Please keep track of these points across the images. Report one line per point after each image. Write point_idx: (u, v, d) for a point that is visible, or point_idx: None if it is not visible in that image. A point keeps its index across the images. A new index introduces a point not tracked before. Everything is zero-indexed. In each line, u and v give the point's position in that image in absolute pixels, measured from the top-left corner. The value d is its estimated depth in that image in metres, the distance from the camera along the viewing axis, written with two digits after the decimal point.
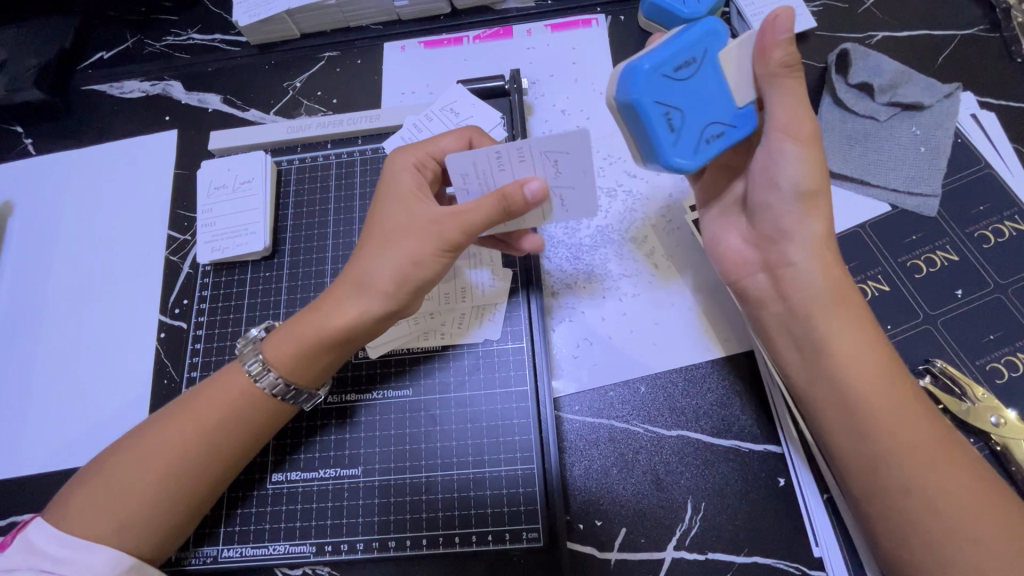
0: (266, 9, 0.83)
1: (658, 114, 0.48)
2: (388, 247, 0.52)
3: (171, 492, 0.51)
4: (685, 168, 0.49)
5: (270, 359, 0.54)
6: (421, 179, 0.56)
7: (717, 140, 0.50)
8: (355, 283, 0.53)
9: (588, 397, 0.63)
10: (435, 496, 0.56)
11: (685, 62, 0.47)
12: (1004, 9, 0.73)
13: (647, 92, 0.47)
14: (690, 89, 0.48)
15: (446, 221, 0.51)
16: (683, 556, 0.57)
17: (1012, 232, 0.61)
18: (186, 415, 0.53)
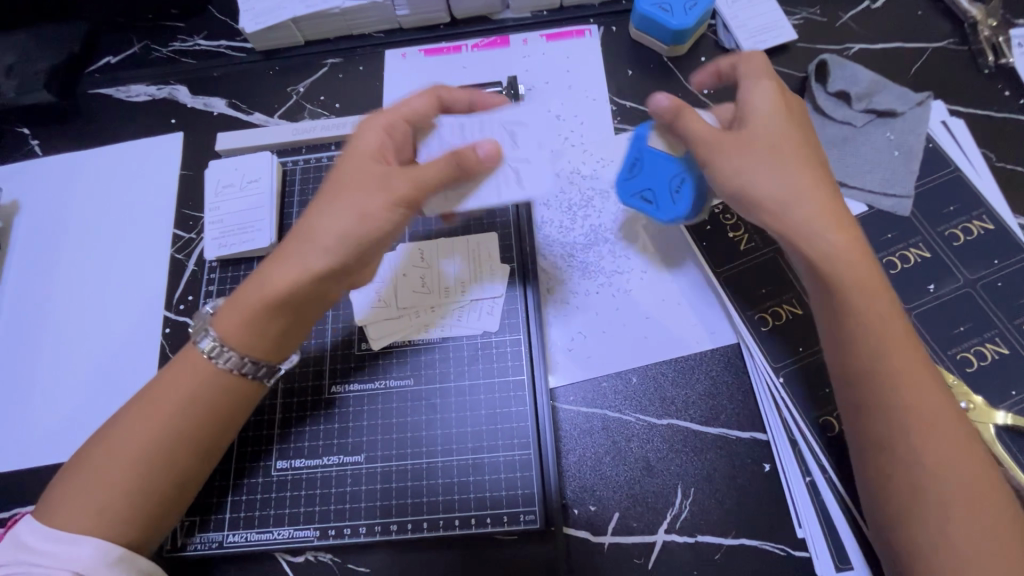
0: (271, 16, 0.86)
1: (633, 196, 0.64)
2: (343, 205, 0.54)
3: (145, 483, 0.52)
4: (675, 217, 0.62)
5: (221, 329, 0.55)
6: (387, 142, 0.58)
7: (686, 185, 0.61)
8: (302, 245, 0.54)
9: (581, 387, 0.65)
10: (434, 481, 0.58)
11: (632, 163, 0.64)
12: (971, 24, 0.78)
13: (619, 186, 0.65)
14: (643, 169, 0.63)
15: (398, 182, 0.54)
16: (672, 539, 0.59)
17: (980, 231, 0.65)
18: (150, 403, 0.54)
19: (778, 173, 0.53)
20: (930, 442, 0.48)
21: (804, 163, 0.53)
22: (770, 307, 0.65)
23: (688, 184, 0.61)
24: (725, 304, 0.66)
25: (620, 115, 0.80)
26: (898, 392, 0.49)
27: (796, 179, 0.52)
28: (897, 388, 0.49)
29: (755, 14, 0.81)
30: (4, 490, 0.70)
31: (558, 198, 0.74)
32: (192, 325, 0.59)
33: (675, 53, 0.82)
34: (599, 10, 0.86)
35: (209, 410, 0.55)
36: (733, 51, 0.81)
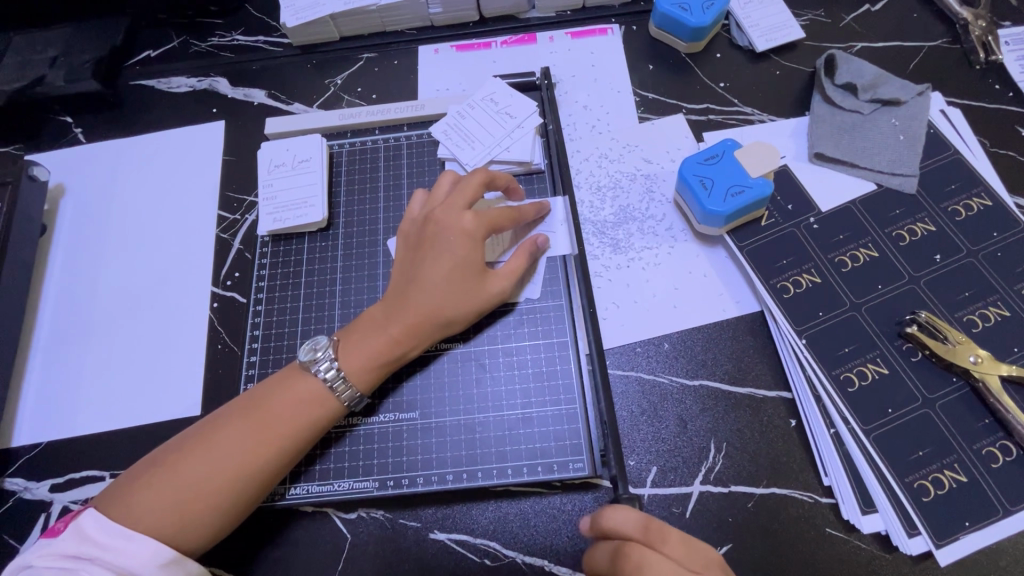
0: (311, 12, 0.90)
1: (695, 182, 0.71)
2: (457, 294, 0.63)
3: (214, 512, 0.55)
4: (715, 211, 0.69)
5: (352, 378, 0.61)
6: (479, 240, 0.64)
7: (741, 195, 0.69)
8: (433, 320, 0.63)
9: (615, 353, 0.69)
10: (487, 434, 0.63)
11: (712, 155, 0.72)
12: (963, 25, 0.85)
13: (690, 170, 0.72)
14: (716, 168, 0.71)
15: (498, 276, 0.65)
16: (707, 490, 0.63)
17: (979, 207, 0.71)
18: (239, 440, 0.57)
19: None
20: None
21: None
22: (791, 275, 0.69)
23: (742, 194, 0.69)
24: (749, 273, 0.71)
25: (643, 105, 0.85)
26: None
27: None
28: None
29: (766, 14, 0.88)
30: (54, 459, 0.72)
31: (588, 180, 0.80)
32: (303, 347, 0.63)
33: (693, 50, 0.88)
34: (620, 10, 0.92)
35: (285, 461, 0.58)
36: (747, 48, 0.87)
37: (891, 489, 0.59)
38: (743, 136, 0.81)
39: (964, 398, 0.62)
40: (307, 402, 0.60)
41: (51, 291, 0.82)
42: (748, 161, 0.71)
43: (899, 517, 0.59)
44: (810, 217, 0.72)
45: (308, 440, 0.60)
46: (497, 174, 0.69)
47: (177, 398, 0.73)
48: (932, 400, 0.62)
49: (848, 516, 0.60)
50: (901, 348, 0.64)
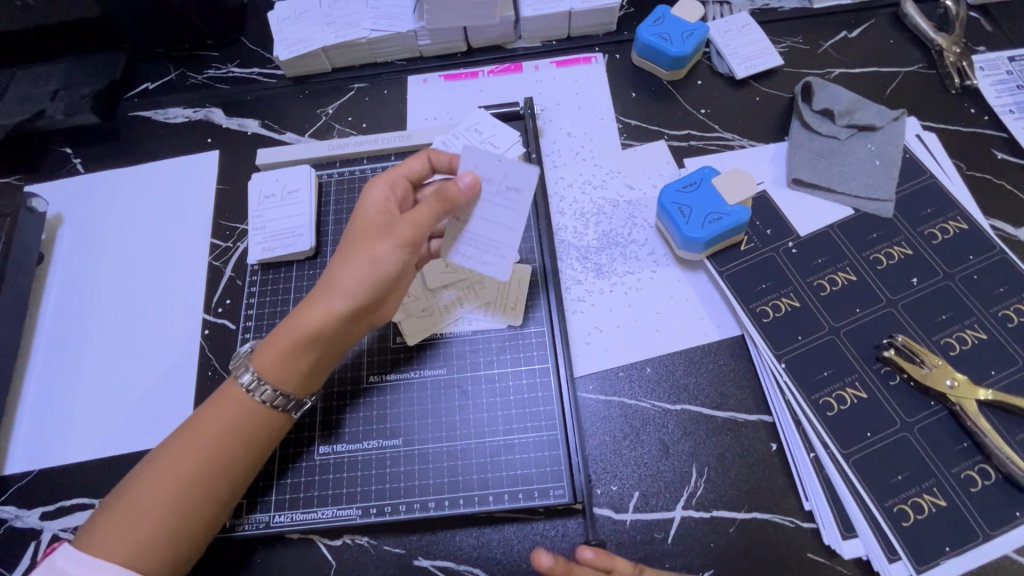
0: (304, 45, 0.93)
1: (673, 208, 0.72)
2: (354, 258, 0.61)
3: (178, 519, 0.55)
4: (695, 237, 0.70)
5: (250, 364, 0.60)
6: (387, 202, 0.65)
7: (717, 221, 0.71)
8: (325, 290, 0.61)
9: (599, 377, 0.70)
10: (469, 461, 0.64)
11: (689, 183, 0.73)
12: (938, 51, 0.87)
13: (669, 196, 0.73)
14: (694, 195, 0.73)
15: (398, 225, 0.61)
16: (689, 514, 0.63)
17: (955, 230, 0.72)
18: (185, 444, 0.57)
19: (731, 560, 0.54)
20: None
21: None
22: (770, 299, 0.70)
23: (719, 221, 0.71)
24: (729, 298, 0.72)
25: (626, 131, 0.87)
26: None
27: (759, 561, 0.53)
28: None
29: (745, 41, 0.89)
30: (45, 487, 0.73)
31: (572, 206, 0.81)
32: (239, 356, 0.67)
33: (674, 77, 0.90)
34: (604, 39, 0.94)
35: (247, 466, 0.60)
36: (727, 75, 0.89)
37: (871, 513, 0.60)
38: (724, 161, 0.82)
39: (942, 421, 0.62)
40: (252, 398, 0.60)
41: (46, 320, 0.83)
42: (724, 190, 0.72)
43: (880, 542, 0.59)
44: (788, 242, 0.73)
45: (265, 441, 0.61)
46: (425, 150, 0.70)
47: (168, 425, 0.74)
48: (910, 424, 0.62)
49: (829, 542, 0.60)
50: (879, 371, 0.65)
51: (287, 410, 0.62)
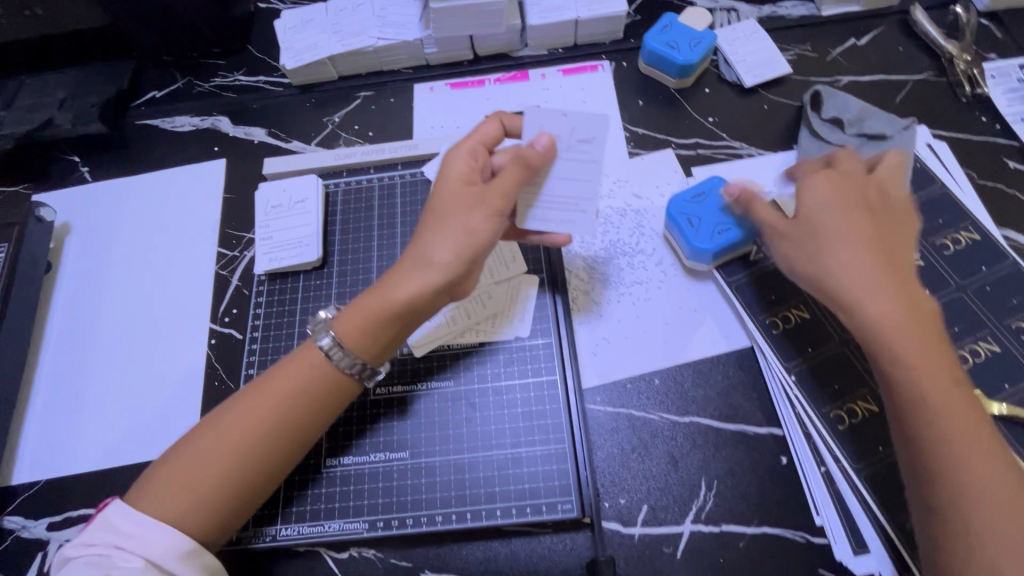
0: (310, 54, 0.93)
1: (682, 219, 0.73)
2: (444, 227, 0.59)
3: (240, 480, 0.55)
4: (705, 250, 0.71)
5: (339, 332, 0.59)
6: (471, 164, 0.62)
7: (727, 231, 0.71)
8: (419, 261, 0.59)
9: (608, 388, 0.69)
10: (477, 474, 0.64)
11: (697, 194, 0.74)
12: (948, 59, 0.86)
13: (678, 208, 0.74)
14: (702, 205, 0.73)
15: (489, 197, 0.60)
16: (699, 528, 0.62)
17: (967, 241, 0.71)
18: (255, 406, 0.57)
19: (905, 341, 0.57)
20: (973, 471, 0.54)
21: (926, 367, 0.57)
22: (780, 311, 0.70)
23: (727, 232, 0.71)
24: (738, 309, 0.71)
25: (633, 139, 0.86)
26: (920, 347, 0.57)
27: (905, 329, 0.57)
28: (910, 370, 0.57)
29: (753, 49, 0.89)
30: (53, 496, 0.73)
31: None
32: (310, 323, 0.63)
33: (681, 86, 0.89)
34: (610, 47, 0.94)
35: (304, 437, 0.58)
36: (735, 83, 0.88)
37: (882, 530, 0.59)
38: (732, 171, 0.82)
39: None
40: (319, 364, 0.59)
41: (54, 328, 0.84)
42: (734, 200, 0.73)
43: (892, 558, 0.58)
44: None
45: (324, 415, 0.59)
46: (497, 115, 0.67)
47: (175, 435, 0.74)
48: None
49: (840, 558, 0.59)
50: None
51: (361, 377, 0.61)
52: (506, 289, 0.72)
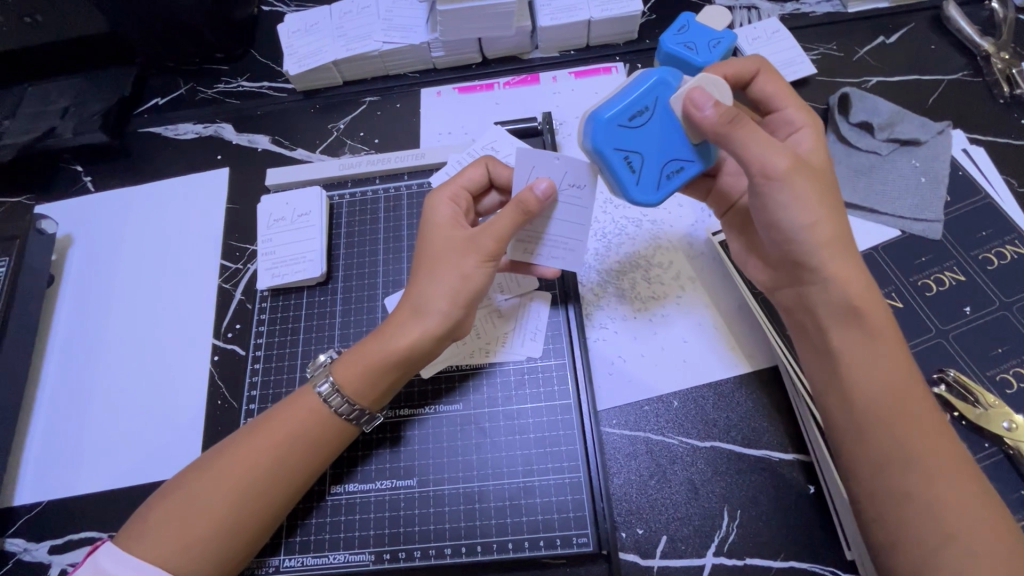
0: (314, 59, 0.90)
1: (619, 159, 0.55)
2: (436, 275, 0.58)
3: (230, 521, 0.53)
4: (650, 203, 0.57)
5: (339, 381, 0.58)
6: (456, 210, 0.62)
7: (677, 175, 0.58)
8: (414, 309, 0.58)
9: (625, 411, 0.66)
10: (486, 504, 0.61)
11: (637, 113, 0.55)
12: (984, 57, 0.82)
13: (608, 140, 0.54)
14: (641, 130, 0.55)
15: (481, 238, 0.57)
16: (721, 562, 0.59)
17: (1013, 255, 0.67)
18: (248, 444, 0.56)
19: (863, 359, 0.53)
20: (937, 506, 0.48)
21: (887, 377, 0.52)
22: None
23: (678, 174, 0.58)
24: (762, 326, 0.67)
25: None
26: (868, 382, 0.52)
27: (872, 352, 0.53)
28: (867, 371, 0.53)
29: (776, 49, 0.84)
30: (54, 518, 0.71)
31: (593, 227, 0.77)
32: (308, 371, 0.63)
33: None
34: (624, 48, 0.90)
35: (302, 477, 0.57)
36: None
37: None
38: None
39: (997, 466, 0.58)
40: (318, 405, 0.58)
41: (56, 343, 0.82)
42: (680, 115, 0.56)
43: None
44: None
45: (322, 456, 0.58)
46: (482, 157, 0.66)
47: (178, 455, 0.72)
48: None
49: None
50: None
51: (357, 424, 0.59)
52: (514, 307, 0.69)
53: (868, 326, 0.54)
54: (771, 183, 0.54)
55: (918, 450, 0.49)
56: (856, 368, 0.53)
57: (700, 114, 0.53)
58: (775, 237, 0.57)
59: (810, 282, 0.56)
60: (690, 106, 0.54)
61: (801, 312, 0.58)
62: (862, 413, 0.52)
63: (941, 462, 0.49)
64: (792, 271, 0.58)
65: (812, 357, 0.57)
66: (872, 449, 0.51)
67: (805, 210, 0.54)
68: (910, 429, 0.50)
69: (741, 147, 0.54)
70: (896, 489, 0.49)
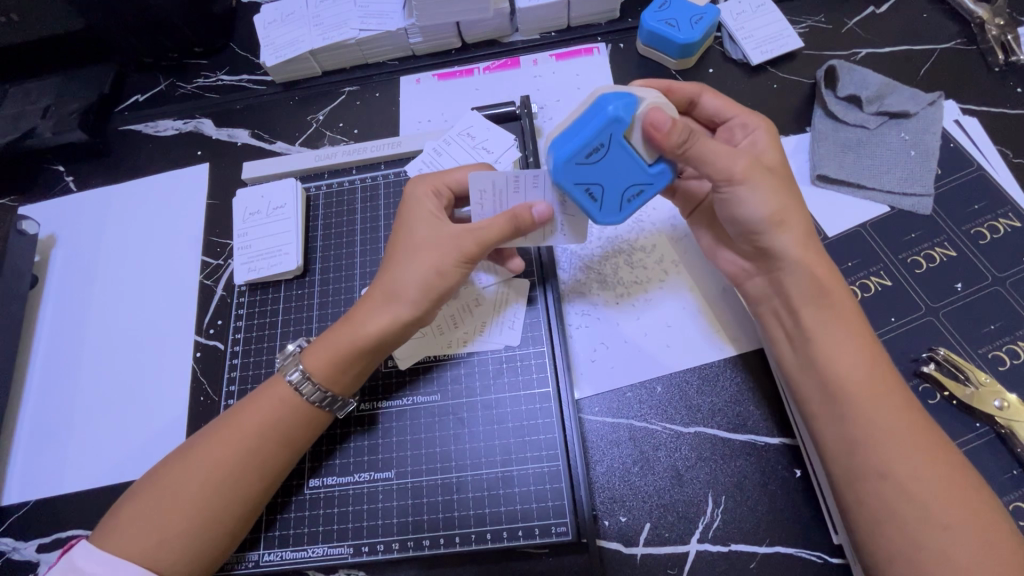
0: (291, 50, 0.89)
1: (580, 190, 0.56)
2: (407, 263, 0.58)
3: (206, 513, 0.53)
4: (613, 223, 0.59)
5: (309, 369, 0.58)
6: (439, 205, 0.62)
7: (638, 197, 0.57)
8: (385, 294, 0.58)
9: (606, 398, 0.65)
10: (465, 495, 0.61)
11: (592, 150, 0.53)
12: (978, 24, 0.79)
13: (567, 176, 0.55)
14: (601, 163, 0.54)
15: (461, 236, 0.58)
16: (706, 548, 0.58)
17: (1006, 228, 0.65)
18: (219, 436, 0.56)
19: (826, 339, 0.54)
20: (915, 483, 0.48)
21: (851, 355, 0.53)
22: None
23: (640, 195, 0.57)
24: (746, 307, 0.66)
25: None
26: (834, 360, 0.53)
27: (833, 333, 0.55)
28: (829, 350, 0.54)
29: (761, 23, 0.82)
30: (43, 518, 0.71)
31: None
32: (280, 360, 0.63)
33: (683, 66, 0.83)
34: (606, 28, 0.88)
35: (277, 465, 0.57)
36: (741, 61, 0.81)
37: None
38: None
39: (988, 445, 0.57)
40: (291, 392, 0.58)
41: (41, 345, 0.82)
42: (640, 145, 0.54)
43: None
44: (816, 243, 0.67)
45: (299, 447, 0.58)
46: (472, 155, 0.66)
47: (162, 451, 0.73)
48: None
49: None
50: (919, 389, 0.60)
51: (332, 410, 0.60)
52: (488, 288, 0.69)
53: (833, 310, 0.55)
54: (735, 187, 0.56)
55: (884, 425, 0.50)
56: (832, 348, 0.54)
57: (658, 139, 0.51)
58: (741, 233, 0.59)
59: (779, 267, 0.58)
60: (648, 133, 0.52)
61: (772, 300, 0.60)
62: (837, 394, 0.53)
63: (905, 436, 0.50)
64: (763, 261, 0.60)
65: (788, 341, 0.58)
66: (848, 431, 0.51)
67: (762, 204, 0.56)
68: (878, 403, 0.51)
69: (705, 159, 0.55)
70: (873, 467, 0.49)
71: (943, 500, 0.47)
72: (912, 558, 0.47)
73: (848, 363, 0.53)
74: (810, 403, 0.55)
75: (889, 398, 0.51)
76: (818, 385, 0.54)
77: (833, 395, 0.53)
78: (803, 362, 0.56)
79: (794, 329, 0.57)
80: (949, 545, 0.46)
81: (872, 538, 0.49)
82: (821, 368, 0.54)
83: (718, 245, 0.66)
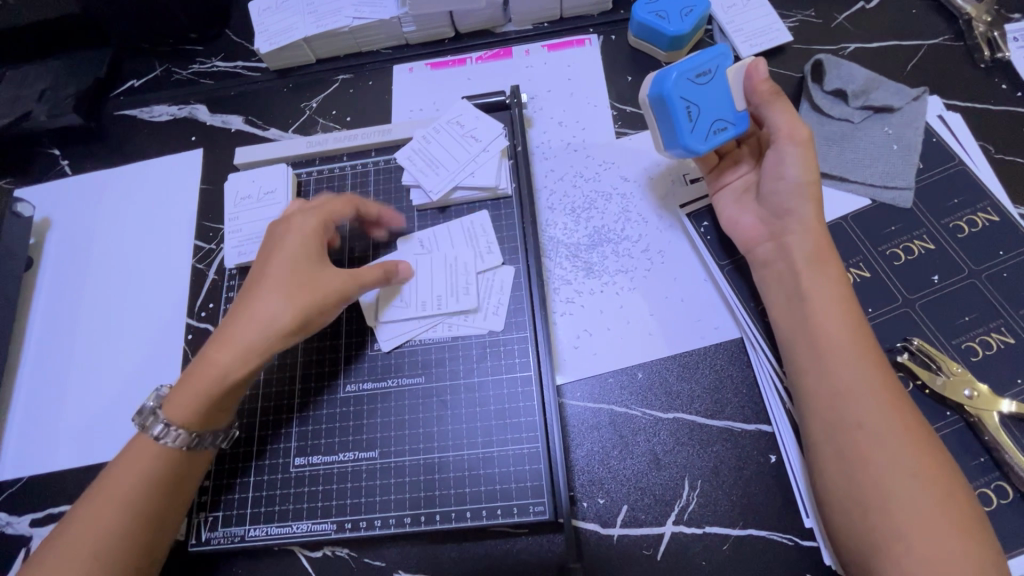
0: (284, 37, 0.89)
1: (682, 107, 0.63)
2: (279, 295, 0.60)
3: (107, 552, 0.53)
4: (699, 150, 0.64)
5: (174, 410, 0.58)
6: (320, 245, 0.65)
7: (724, 133, 0.64)
8: (258, 320, 0.60)
9: (588, 384, 0.66)
10: (447, 474, 0.62)
11: (703, 73, 0.64)
12: (967, 20, 0.79)
13: (675, 89, 0.63)
14: (706, 88, 0.64)
15: (339, 286, 0.62)
16: (681, 530, 0.59)
17: (985, 223, 0.66)
18: (113, 476, 0.57)
19: (817, 297, 0.58)
20: (888, 436, 0.51)
21: (836, 315, 0.57)
22: None
23: (724, 133, 0.65)
24: (729, 295, 0.67)
25: (621, 118, 0.81)
26: (821, 317, 0.57)
27: (822, 293, 0.59)
28: (817, 308, 0.58)
29: (752, 17, 0.82)
30: (37, 492, 0.73)
31: (563, 201, 0.76)
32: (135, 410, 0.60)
33: (673, 58, 0.84)
34: (598, 19, 0.88)
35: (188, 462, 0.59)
36: (730, 54, 0.82)
37: None
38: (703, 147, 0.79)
39: (958, 434, 0.58)
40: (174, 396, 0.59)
41: (36, 325, 0.83)
42: (737, 87, 0.65)
43: None
44: None
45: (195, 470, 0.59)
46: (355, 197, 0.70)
47: None
48: None
49: (828, 563, 0.57)
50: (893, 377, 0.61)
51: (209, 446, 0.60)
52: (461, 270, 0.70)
53: (826, 274, 0.59)
54: (789, 145, 0.63)
55: (864, 376, 0.54)
56: (823, 308, 0.58)
57: (756, 78, 0.64)
58: (775, 188, 0.65)
59: (789, 232, 0.63)
60: (748, 74, 0.65)
61: (777, 262, 0.63)
62: (824, 349, 0.56)
63: (882, 388, 0.53)
64: (779, 223, 0.64)
65: (781, 303, 0.61)
66: (830, 380, 0.55)
67: (799, 169, 0.63)
68: (860, 357, 0.55)
69: (775, 119, 0.64)
70: (851, 415, 0.53)
71: (912, 449, 0.51)
72: (880, 505, 0.49)
73: (835, 319, 0.57)
74: (796, 357, 0.58)
75: (870, 354, 0.55)
76: (806, 340, 0.58)
77: (821, 347, 0.56)
78: (792, 322, 0.60)
79: (791, 288, 0.61)
80: (916, 495, 0.49)
81: (843, 485, 0.51)
82: (811, 322, 0.58)
83: (739, 209, 0.68)
